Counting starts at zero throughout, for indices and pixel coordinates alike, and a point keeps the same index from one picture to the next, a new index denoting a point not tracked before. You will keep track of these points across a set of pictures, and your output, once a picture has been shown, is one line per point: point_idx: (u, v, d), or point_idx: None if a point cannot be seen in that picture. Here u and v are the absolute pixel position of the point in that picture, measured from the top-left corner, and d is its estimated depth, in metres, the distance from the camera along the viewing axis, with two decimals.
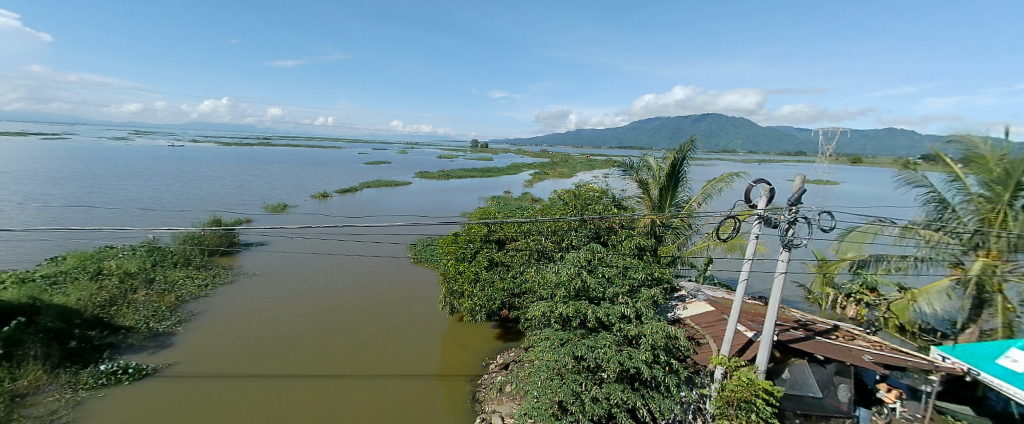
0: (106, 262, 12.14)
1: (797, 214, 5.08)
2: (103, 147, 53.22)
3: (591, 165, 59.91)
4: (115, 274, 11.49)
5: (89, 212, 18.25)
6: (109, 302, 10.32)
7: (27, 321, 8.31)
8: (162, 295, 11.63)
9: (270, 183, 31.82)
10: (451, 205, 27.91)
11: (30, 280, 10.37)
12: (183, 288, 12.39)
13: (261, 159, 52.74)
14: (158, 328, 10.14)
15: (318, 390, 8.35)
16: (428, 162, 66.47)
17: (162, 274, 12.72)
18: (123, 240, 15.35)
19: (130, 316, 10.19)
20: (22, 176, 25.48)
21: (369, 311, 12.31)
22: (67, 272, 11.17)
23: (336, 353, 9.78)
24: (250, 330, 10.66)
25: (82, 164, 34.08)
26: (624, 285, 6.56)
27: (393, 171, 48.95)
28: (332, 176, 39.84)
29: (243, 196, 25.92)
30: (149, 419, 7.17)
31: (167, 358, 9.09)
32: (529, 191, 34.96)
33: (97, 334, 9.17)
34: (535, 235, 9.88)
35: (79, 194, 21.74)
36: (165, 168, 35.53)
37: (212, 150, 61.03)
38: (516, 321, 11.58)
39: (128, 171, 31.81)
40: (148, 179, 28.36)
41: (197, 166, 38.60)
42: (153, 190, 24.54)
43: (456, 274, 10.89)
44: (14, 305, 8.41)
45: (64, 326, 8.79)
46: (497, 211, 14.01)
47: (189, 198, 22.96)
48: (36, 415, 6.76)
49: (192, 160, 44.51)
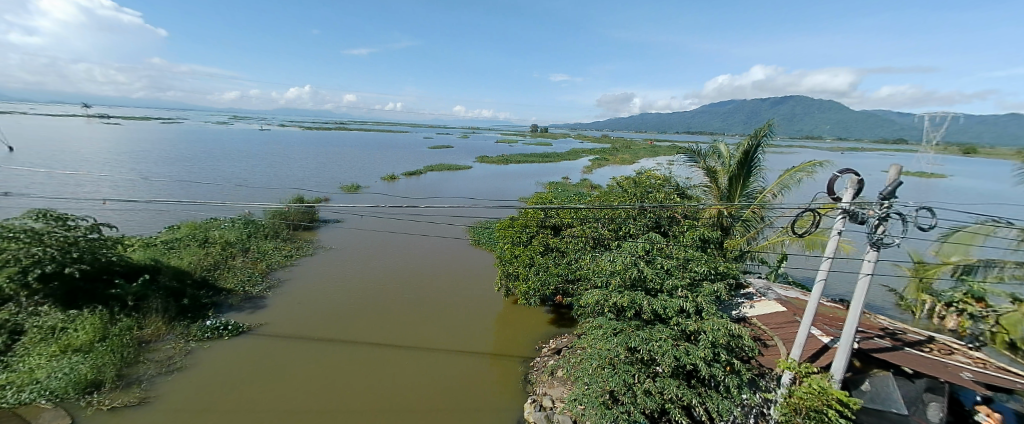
0: (211, 232, 13.91)
1: (890, 209, 4.46)
2: (207, 129, 60.89)
3: (655, 151, 56.92)
4: (219, 243, 13.23)
5: (195, 188, 20.87)
6: (214, 267, 11.91)
7: (151, 279, 10.03)
8: (256, 262, 13.16)
9: (342, 165, 34.21)
10: (509, 190, 28.19)
11: (154, 244, 12.23)
12: (272, 257, 13.87)
13: (337, 142, 56.60)
14: (252, 291, 11.50)
15: (384, 359, 9.01)
16: (488, 146, 67.61)
17: (255, 244, 14.33)
18: (225, 212, 17.59)
19: (231, 279, 11.69)
20: (142, 156, 29.62)
21: (429, 288, 12.97)
22: (182, 238, 13.01)
23: (403, 325, 10.51)
24: (324, 299, 11.71)
25: (186, 145, 38.85)
26: (685, 278, 6.34)
27: (454, 155, 50.44)
28: (398, 160, 42.00)
29: (319, 176, 28.15)
30: (242, 373, 8.20)
31: (258, 319, 10.30)
32: (589, 178, 34.39)
33: (205, 294, 10.70)
34: (592, 222, 9.78)
35: (187, 172, 24.86)
36: (254, 150, 39.55)
37: (295, 133, 67.43)
38: (570, 308, 11.60)
39: (222, 152, 35.86)
40: (240, 160, 31.67)
41: (280, 148, 42.50)
42: (244, 170, 27.35)
43: (512, 258, 11.08)
44: (142, 265, 10.16)
45: (179, 285, 10.42)
46: (554, 196, 13.95)
47: (273, 178, 25.38)
48: (157, 359, 8.15)
49: (276, 143, 49.10)
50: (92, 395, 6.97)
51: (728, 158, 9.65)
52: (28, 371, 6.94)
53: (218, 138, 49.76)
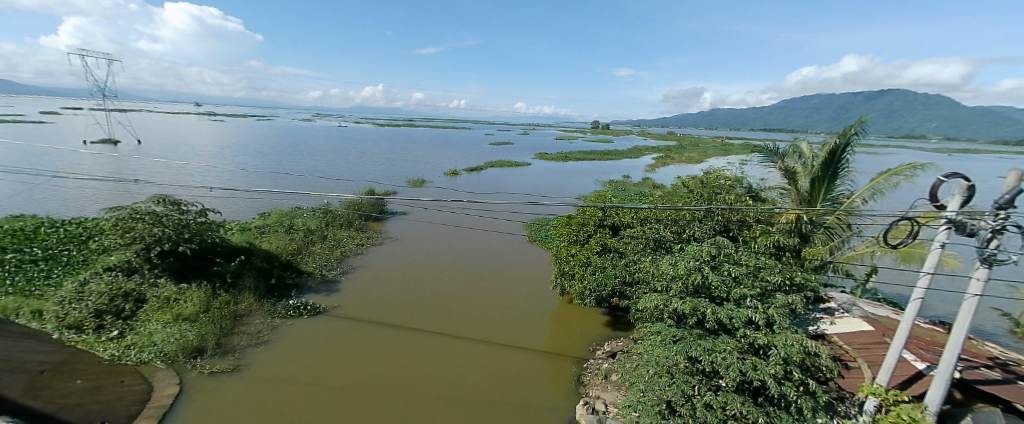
0: (296, 219, 15.42)
1: (1008, 220, 3.86)
2: (293, 126, 67.25)
3: (726, 150, 53.34)
4: (302, 230, 14.63)
5: (282, 179, 23.18)
6: (297, 251, 13.21)
7: (246, 259, 11.42)
8: (332, 249, 14.37)
9: (409, 160, 36.09)
10: (567, 187, 28.05)
11: (249, 229, 13.84)
12: (346, 244, 15.06)
13: (405, 138, 59.82)
14: (328, 275, 12.61)
15: (441, 349, 9.46)
16: (547, 143, 67.58)
17: (332, 232, 15.65)
18: (307, 202, 19.38)
19: (310, 263, 12.90)
20: (241, 150, 33.48)
21: (486, 282, 13.34)
22: (272, 224, 14.57)
23: (460, 317, 10.93)
24: (390, 287, 12.53)
25: (276, 141, 43.24)
26: (755, 287, 5.95)
27: (514, 151, 51.08)
28: (460, 156, 43.42)
29: (388, 170, 29.96)
30: (319, 350, 9.08)
31: (333, 302, 11.27)
32: (651, 176, 33.15)
33: (289, 275, 11.92)
34: (654, 223, 9.45)
35: (277, 165, 27.68)
36: (332, 145, 43.01)
37: (368, 130, 72.25)
38: (627, 311, 11.33)
39: (306, 147, 39.42)
40: (321, 155, 34.63)
41: (354, 144, 45.80)
42: (323, 163, 29.88)
43: (569, 256, 11.07)
44: (239, 246, 11.59)
45: (268, 266, 11.74)
46: (614, 195, 13.67)
47: (348, 171, 27.44)
48: (248, 332, 9.24)
49: (351, 139, 52.98)
50: (195, 359, 8.11)
51: (811, 158, 8.83)
52: (147, 335, 8.23)
53: (303, 134, 54.74)
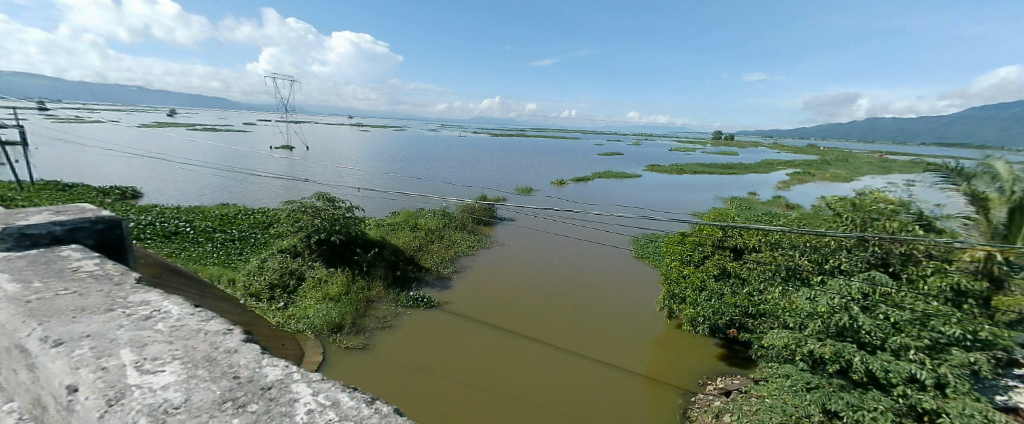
0: (419, 219, 17.19)
1: None
2: (420, 136, 75.26)
3: (887, 167, 44.45)
4: (423, 229, 16.25)
5: (409, 182, 26.02)
6: (419, 248, 14.71)
7: (379, 251, 13.15)
8: (447, 249, 15.63)
9: (518, 169, 37.50)
10: (681, 202, 26.27)
11: (383, 225, 15.88)
12: (459, 245, 16.26)
13: (514, 148, 62.34)
14: (443, 272, 13.76)
15: (540, 356, 9.65)
16: (659, 155, 64.24)
17: (448, 233, 17.03)
18: (427, 204, 21.45)
19: (429, 260, 14.22)
20: (378, 155, 38.45)
21: (588, 295, 13.19)
22: (400, 222, 16.48)
23: (561, 328, 11.02)
24: (495, 289, 13.16)
25: (405, 149, 48.68)
26: (924, 338, 4.94)
27: (623, 163, 49.63)
28: (567, 166, 43.71)
29: (498, 178, 31.56)
30: (431, 340, 9.98)
31: (444, 298, 12.23)
32: (784, 195, 29.23)
33: (411, 269, 13.34)
34: (789, 250, 8.37)
35: (404, 169, 31.19)
36: (450, 153, 46.85)
37: (482, 140, 77.30)
38: (747, 347, 10.06)
39: (428, 155, 43.65)
40: (440, 162, 38.01)
41: (469, 153, 49.22)
42: (443, 170, 32.73)
43: (680, 278, 10.36)
44: (374, 240, 13.42)
45: (395, 259, 13.33)
46: (738, 213, 12.43)
47: (463, 178, 29.61)
48: (377, 317, 10.56)
49: (467, 147, 57.04)
50: (335, 334, 9.53)
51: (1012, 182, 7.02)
52: (303, 308, 9.93)
53: (427, 143, 60.75)
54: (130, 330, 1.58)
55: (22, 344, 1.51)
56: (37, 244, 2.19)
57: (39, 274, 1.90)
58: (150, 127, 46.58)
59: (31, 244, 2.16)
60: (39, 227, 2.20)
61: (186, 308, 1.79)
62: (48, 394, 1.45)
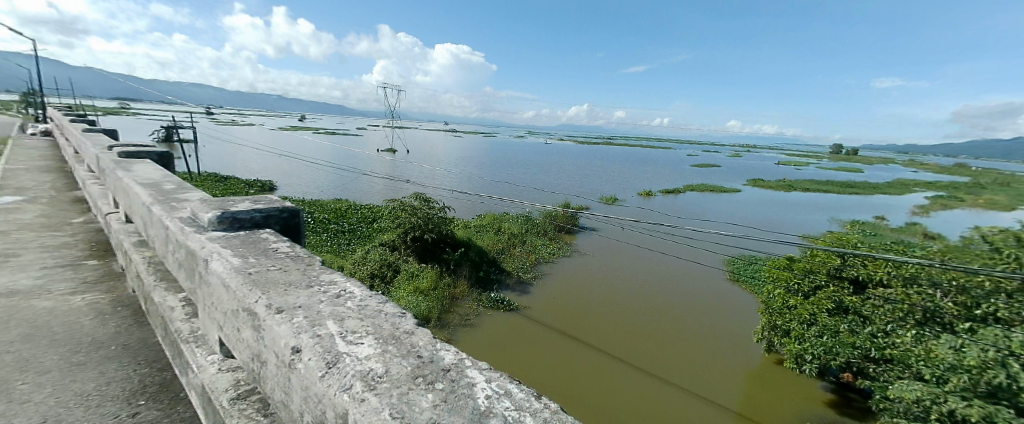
0: (503, 223, 17.73)
1: None
2: (504, 142, 77.46)
3: None
4: (507, 234, 16.69)
5: (494, 186, 26.92)
6: (501, 252, 15.13)
7: (465, 251, 13.82)
8: (529, 254, 15.83)
9: (601, 178, 36.76)
10: (785, 223, 23.66)
11: (469, 227, 16.69)
12: (541, 251, 16.38)
13: (597, 156, 61.31)
14: (523, 277, 13.94)
15: (612, 372, 9.45)
16: (758, 168, 58.60)
17: (530, 239, 17.26)
18: (511, 208, 22.00)
19: (511, 264, 14.54)
20: (465, 160, 40.35)
21: (673, 316, 12.47)
22: (485, 225, 17.17)
23: (638, 346, 10.62)
24: (574, 299, 13.03)
25: (490, 154, 50.44)
26: None
27: (716, 176, 46.13)
28: (653, 176, 41.82)
29: (581, 186, 31.25)
30: (509, 344, 10.19)
31: (524, 303, 12.39)
32: (920, 223, 24.81)
33: (494, 271, 13.73)
34: (928, 289, 7.12)
35: (489, 173, 32.34)
36: (533, 160, 47.46)
37: (564, 147, 77.17)
38: (866, 398, 8.66)
39: (512, 161, 44.69)
40: (523, 168, 38.72)
41: (552, 160, 49.42)
42: (525, 176, 33.32)
43: (784, 309, 9.34)
44: (461, 240, 14.14)
45: (479, 259, 13.87)
46: (859, 239, 10.91)
47: (545, 184, 29.84)
48: (460, 314, 11.02)
49: (549, 154, 57.39)
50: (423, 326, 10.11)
51: None
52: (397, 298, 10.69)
53: (511, 149, 62.24)
54: (329, 306, 1.86)
55: (252, 307, 1.84)
56: (243, 228, 2.60)
57: (251, 251, 2.30)
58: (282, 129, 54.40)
59: (240, 227, 2.58)
60: (246, 213, 2.62)
61: (365, 290, 2.06)
62: (272, 351, 1.74)
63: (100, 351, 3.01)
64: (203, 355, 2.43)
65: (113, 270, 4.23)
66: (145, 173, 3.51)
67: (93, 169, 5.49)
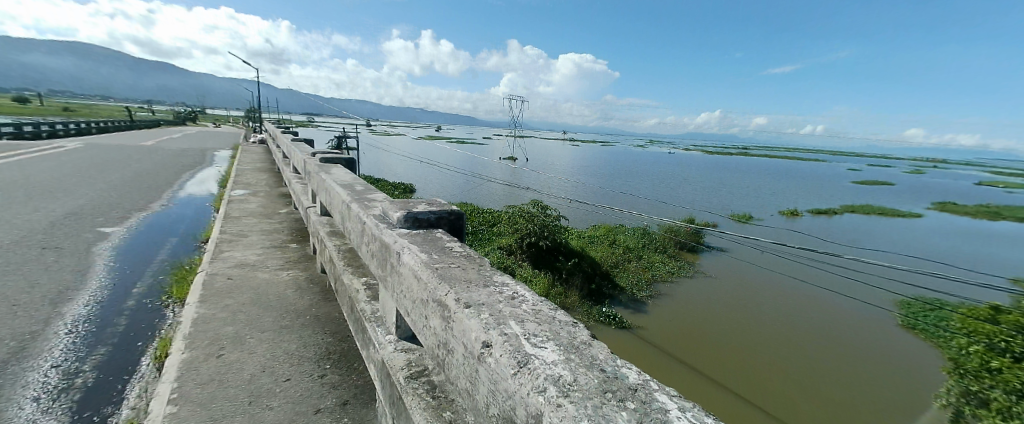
0: (618, 236, 17.23)
1: None
2: (619, 151, 75.22)
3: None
4: (622, 247, 16.14)
5: (608, 196, 26.30)
6: (616, 265, 14.65)
7: (578, 261, 13.77)
8: (645, 271, 14.98)
9: (729, 192, 33.21)
10: (991, 261, 18.33)
11: (583, 237, 16.62)
12: (658, 269, 15.37)
13: (725, 168, 55.60)
14: (637, 295, 13.24)
15: (731, 408, 8.46)
16: (948, 188, 46.62)
17: (647, 254, 16.35)
18: (626, 221, 21.20)
19: (626, 279, 13.97)
20: (578, 168, 40.22)
21: (819, 362, 10.54)
22: (600, 237, 16.92)
23: (756, 380, 9.50)
24: (694, 324, 11.97)
25: (604, 163, 49.52)
26: None
27: (884, 196, 37.98)
28: (796, 193, 36.26)
29: (705, 200, 28.64)
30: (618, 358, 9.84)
31: (638, 322, 11.74)
32: None
33: (607, 285, 13.31)
34: None
35: (604, 183, 31.71)
36: (650, 170, 45.16)
37: (685, 157, 71.84)
38: None
39: (627, 171, 43.16)
40: (640, 178, 37.02)
41: (671, 171, 46.43)
42: (642, 187, 31.83)
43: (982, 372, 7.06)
44: (575, 250, 14.15)
45: (592, 271, 13.66)
46: None
47: (664, 196, 28.08)
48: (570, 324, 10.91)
49: (668, 165, 54.02)
50: None
51: None
52: None
53: (626, 158, 60.19)
54: (508, 306, 1.99)
55: (443, 300, 2.06)
56: (422, 227, 2.95)
57: (432, 248, 2.59)
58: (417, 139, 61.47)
59: (419, 226, 2.92)
60: (425, 214, 2.97)
61: (535, 296, 2.16)
62: (460, 342, 1.91)
63: (300, 319, 3.68)
64: (381, 334, 2.78)
65: (307, 254, 5.18)
66: (340, 175, 4.24)
67: (297, 171, 6.87)
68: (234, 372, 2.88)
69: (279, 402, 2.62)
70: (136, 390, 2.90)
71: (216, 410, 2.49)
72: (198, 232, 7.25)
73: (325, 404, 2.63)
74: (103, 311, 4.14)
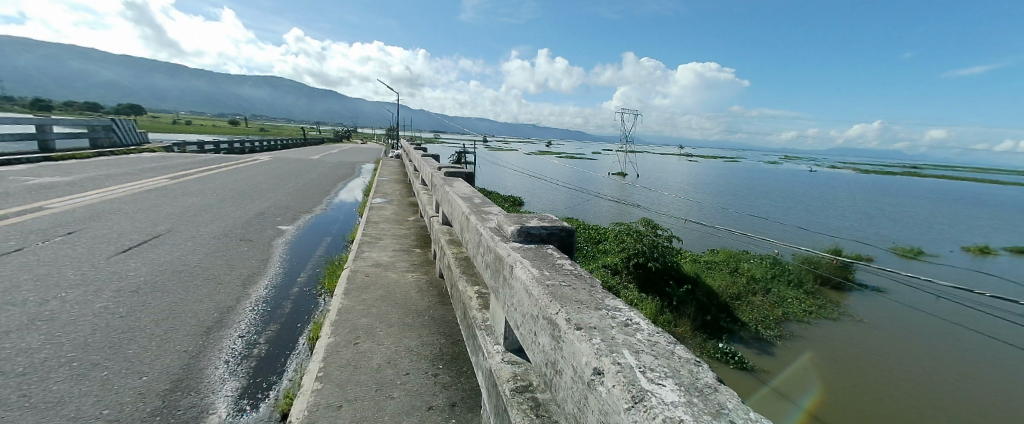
0: (741, 263, 15.36)
1: None
2: (748, 168, 67.34)
3: None
4: (745, 276, 14.32)
5: (731, 218, 23.70)
6: (737, 297, 13.01)
7: (691, 289, 12.58)
8: (773, 306, 12.95)
9: (896, 221, 27.13)
10: None
11: (699, 262, 15.22)
12: (791, 307, 13.12)
13: (891, 191, 45.65)
14: (763, 333, 11.49)
15: None
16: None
17: (777, 287, 14.07)
18: (753, 247, 18.79)
19: (748, 313, 12.27)
20: (696, 186, 37.12)
21: None
22: (719, 263, 15.31)
23: None
24: (843, 378, 9.88)
25: (727, 181, 44.85)
26: None
27: None
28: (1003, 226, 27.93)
29: (861, 228, 23.84)
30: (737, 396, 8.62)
31: (764, 365, 10.07)
32: None
33: (726, 319, 11.84)
34: None
35: (726, 203, 28.69)
36: (785, 191, 39.45)
37: (834, 177, 61.12)
38: None
39: (756, 190, 38.35)
40: (773, 200, 32.57)
41: (814, 192, 39.87)
42: (775, 209, 27.93)
43: None
44: (689, 276, 12.99)
45: (707, 301, 12.36)
46: None
47: (803, 221, 24.21)
48: None
49: (811, 185, 46.50)
50: None
51: None
52: None
53: (755, 177, 53.58)
54: (620, 333, 1.90)
55: (553, 318, 2.05)
56: (533, 241, 3.01)
57: (543, 264, 2.62)
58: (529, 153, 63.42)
59: (531, 241, 2.99)
60: (537, 229, 3.02)
61: (650, 325, 2.02)
62: (569, 364, 1.87)
63: (419, 319, 4.04)
64: (490, 343, 2.89)
65: (428, 259, 5.70)
66: (460, 188, 4.59)
67: (425, 183, 7.65)
68: (366, 360, 3.28)
69: (398, 393, 2.89)
70: (293, 365, 3.49)
71: (351, 391, 2.86)
72: (345, 233, 8.54)
73: (437, 402, 2.83)
74: (275, 294, 5.10)
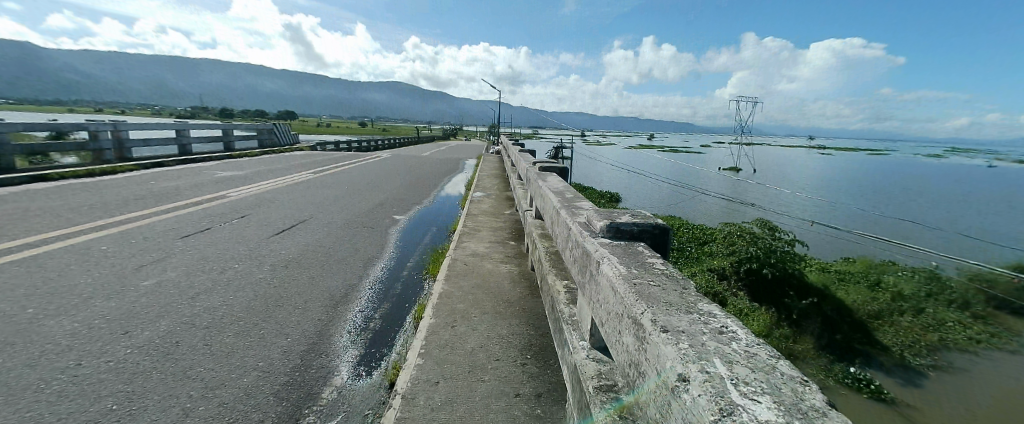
0: (885, 276, 12.89)
1: None
2: (905, 163, 55.43)
3: None
4: (889, 292, 11.98)
5: (875, 222, 19.92)
6: (875, 315, 10.92)
7: (817, 303, 10.93)
8: (923, 329, 10.58)
9: None
10: None
11: (828, 271, 13.15)
12: (950, 332, 10.58)
13: None
14: (910, 360, 9.50)
15: None
16: None
17: (932, 307, 11.41)
18: (903, 257, 15.59)
19: (889, 336, 10.23)
20: (830, 184, 31.88)
21: None
22: (853, 274, 13.07)
23: None
24: None
25: (873, 178, 37.61)
26: None
27: None
28: None
29: None
30: None
31: (912, 401, 8.26)
32: None
33: (861, 340, 10.06)
34: None
35: (869, 205, 24.17)
36: (959, 191, 31.68)
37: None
38: None
39: (914, 190, 31.50)
40: (938, 201, 26.45)
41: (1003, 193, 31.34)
42: (940, 213, 22.68)
43: None
44: (814, 287, 11.32)
45: (837, 318, 10.64)
46: None
47: (983, 229, 19.25)
48: None
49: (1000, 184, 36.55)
50: None
51: None
52: None
53: (915, 173, 43.91)
54: (712, 340, 1.76)
55: (638, 318, 1.98)
56: (623, 237, 2.91)
57: (632, 262, 2.53)
58: (629, 148, 60.78)
59: (621, 237, 2.89)
60: (627, 225, 2.92)
61: (749, 334, 1.83)
62: (654, 368, 1.79)
63: (511, 309, 4.21)
64: (576, 338, 2.89)
65: (521, 251, 5.88)
66: (553, 183, 4.63)
67: (521, 178, 7.85)
68: (461, 342, 3.53)
69: (489, 378, 3.06)
70: (400, 340, 3.91)
71: (447, 369, 3.11)
72: (448, 223, 9.23)
73: (524, 390, 2.93)
74: (388, 276, 5.75)
